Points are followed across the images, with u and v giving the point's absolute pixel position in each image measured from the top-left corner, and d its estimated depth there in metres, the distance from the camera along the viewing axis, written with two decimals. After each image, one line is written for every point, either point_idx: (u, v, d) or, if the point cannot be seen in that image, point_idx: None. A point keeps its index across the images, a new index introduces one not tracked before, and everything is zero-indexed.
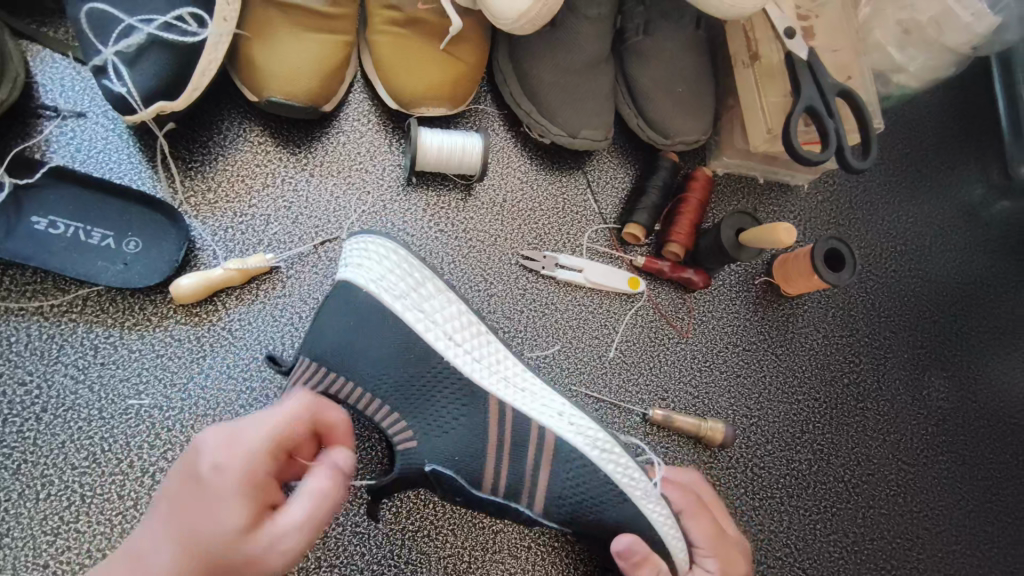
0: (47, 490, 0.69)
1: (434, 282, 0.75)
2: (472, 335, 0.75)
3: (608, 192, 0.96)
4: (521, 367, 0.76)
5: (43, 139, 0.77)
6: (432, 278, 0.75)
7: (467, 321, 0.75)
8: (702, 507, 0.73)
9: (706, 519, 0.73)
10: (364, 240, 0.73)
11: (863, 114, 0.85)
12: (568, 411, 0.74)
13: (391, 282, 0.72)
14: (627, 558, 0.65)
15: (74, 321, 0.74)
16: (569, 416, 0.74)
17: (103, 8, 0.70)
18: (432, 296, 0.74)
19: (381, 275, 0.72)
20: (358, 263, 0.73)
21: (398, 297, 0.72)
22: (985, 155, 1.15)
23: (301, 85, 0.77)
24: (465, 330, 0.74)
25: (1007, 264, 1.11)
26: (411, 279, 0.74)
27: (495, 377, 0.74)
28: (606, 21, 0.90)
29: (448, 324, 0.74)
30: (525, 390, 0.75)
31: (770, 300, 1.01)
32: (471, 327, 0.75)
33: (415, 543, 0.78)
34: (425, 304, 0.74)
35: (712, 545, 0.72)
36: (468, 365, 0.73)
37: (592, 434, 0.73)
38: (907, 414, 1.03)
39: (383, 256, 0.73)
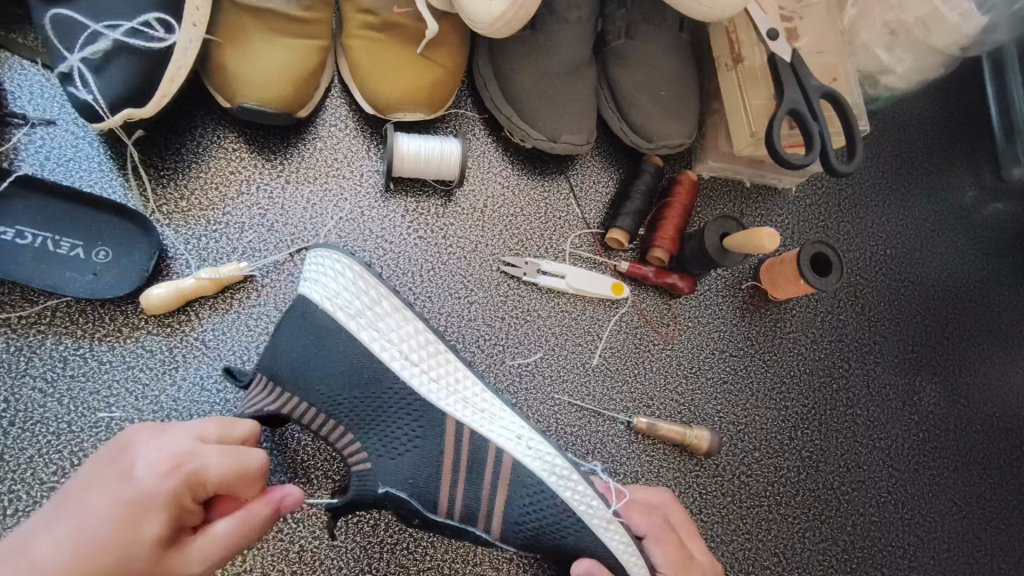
0: (14, 506, 0.68)
1: (391, 299, 0.73)
2: (431, 354, 0.73)
3: (591, 196, 0.95)
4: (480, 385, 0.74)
5: (12, 148, 0.76)
6: (388, 296, 0.73)
7: (425, 340, 0.73)
8: (667, 533, 0.74)
9: (672, 546, 0.74)
10: (318, 256, 0.72)
11: (848, 116, 0.84)
12: (528, 434, 0.73)
13: (346, 299, 0.71)
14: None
15: (42, 333, 0.73)
16: (527, 440, 0.72)
17: (68, 14, 0.69)
18: (388, 315, 0.73)
19: (336, 291, 0.71)
20: (312, 278, 0.72)
21: (352, 315, 0.71)
22: (978, 157, 1.14)
23: (274, 90, 0.76)
24: (421, 348, 0.73)
25: (1000, 267, 1.10)
26: (367, 297, 0.72)
27: (452, 397, 0.72)
28: (587, 23, 0.88)
29: (403, 343, 0.72)
30: (482, 411, 0.73)
31: (757, 305, 0.99)
32: (429, 346, 0.73)
33: (394, 556, 0.77)
34: (381, 322, 0.72)
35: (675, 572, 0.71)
36: (423, 385, 0.71)
37: (550, 459, 0.71)
38: (897, 420, 1.01)
39: (339, 273, 0.71)
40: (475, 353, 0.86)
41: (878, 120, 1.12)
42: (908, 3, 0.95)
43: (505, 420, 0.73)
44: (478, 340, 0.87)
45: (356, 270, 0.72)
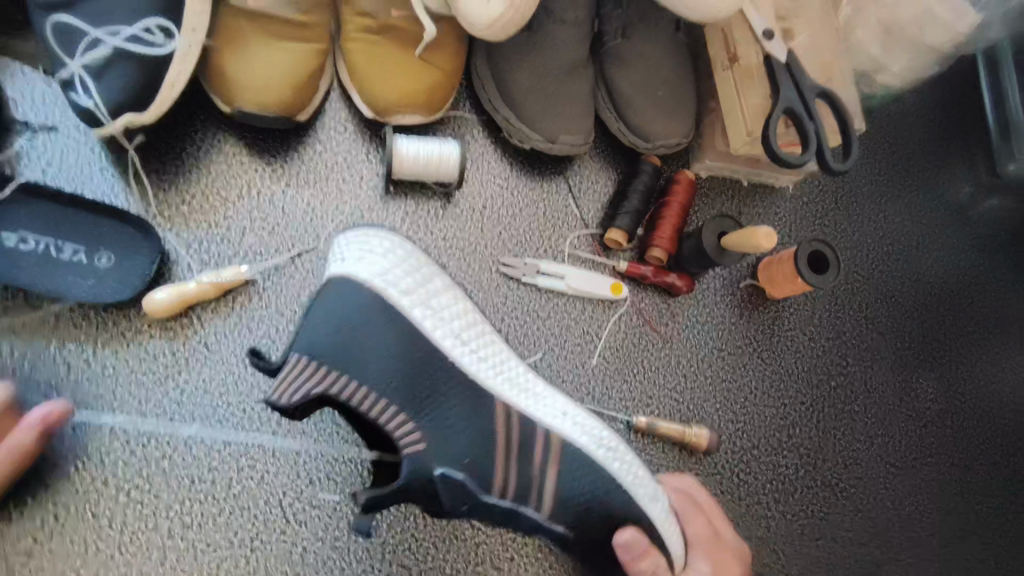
0: (20, 509, 0.69)
1: (427, 279, 0.74)
2: (475, 333, 0.75)
3: (590, 197, 0.95)
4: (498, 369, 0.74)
5: (14, 154, 0.76)
6: (389, 290, 0.72)
7: (467, 317, 0.75)
8: (697, 512, 0.79)
9: (701, 522, 0.78)
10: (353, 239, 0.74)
11: (843, 114, 0.85)
12: (571, 410, 0.76)
13: (348, 300, 0.70)
14: (627, 550, 0.67)
15: (46, 337, 0.73)
16: (550, 414, 0.73)
17: (67, 20, 0.69)
18: (435, 292, 0.74)
19: (382, 269, 0.71)
20: (355, 259, 0.71)
21: (395, 289, 0.70)
22: (974, 154, 1.15)
23: (274, 95, 0.77)
24: (467, 328, 0.75)
25: (995, 263, 1.11)
26: None
27: (499, 375, 0.74)
28: (584, 25, 0.89)
29: (450, 320, 0.73)
30: (496, 395, 0.73)
31: (756, 304, 1.00)
32: (435, 338, 0.72)
33: (397, 556, 0.77)
34: (429, 299, 0.73)
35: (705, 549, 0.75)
36: (430, 378, 0.71)
37: (596, 432, 0.75)
38: (895, 416, 1.02)
39: (347, 268, 0.71)
40: None
41: (874, 118, 1.13)
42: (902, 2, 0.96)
43: (547, 401, 0.75)
44: None
45: (404, 253, 0.74)
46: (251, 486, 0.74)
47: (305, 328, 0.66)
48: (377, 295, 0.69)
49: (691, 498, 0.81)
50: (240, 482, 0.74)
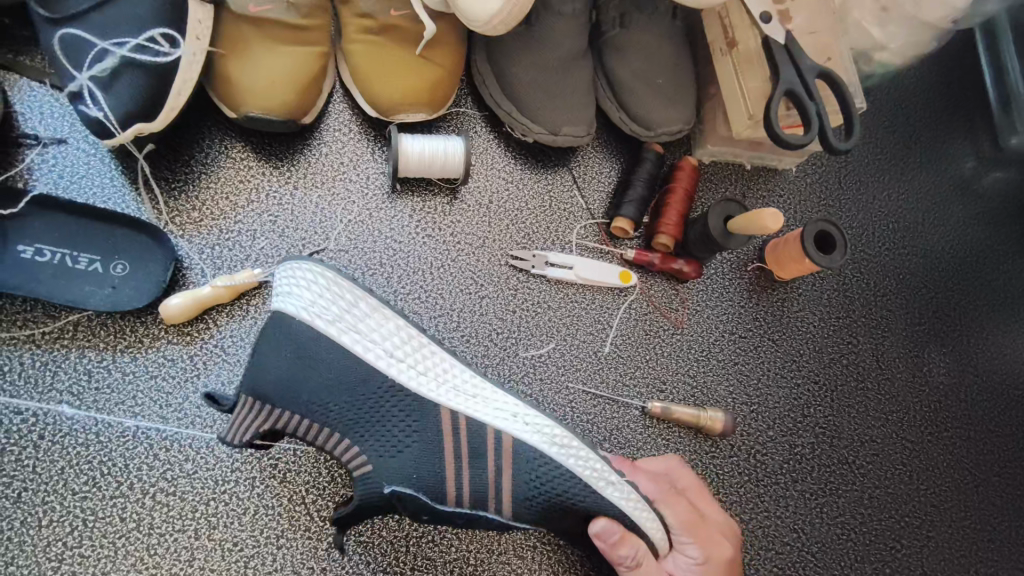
0: (47, 517, 0.70)
1: (367, 299, 0.73)
2: (414, 348, 0.74)
3: (595, 187, 0.96)
4: (469, 372, 0.75)
5: (25, 168, 0.77)
6: (366, 297, 0.73)
7: (407, 336, 0.74)
8: (674, 496, 0.77)
9: (680, 505, 0.76)
10: (288, 271, 0.71)
11: (844, 93, 0.85)
12: (522, 410, 0.74)
13: (322, 306, 0.71)
14: (604, 539, 0.67)
15: (66, 347, 0.74)
16: (524, 416, 0.74)
17: (75, 33, 0.70)
18: (366, 316, 0.73)
19: (311, 301, 0.71)
20: (286, 292, 0.71)
21: (330, 322, 0.71)
22: (975, 127, 1.15)
23: (279, 99, 0.78)
24: (404, 344, 0.73)
25: (1002, 235, 1.11)
26: (343, 301, 0.72)
27: (444, 387, 0.73)
28: (581, 17, 0.89)
29: (386, 341, 0.73)
30: (475, 396, 0.74)
31: (764, 286, 1.00)
32: (412, 342, 0.74)
33: (420, 549, 0.78)
34: (360, 324, 0.72)
35: (689, 531, 0.74)
36: (411, 378, 0.72)
37: (548, 430, 0.73)
38: (908, 392, 1.02)
39: (313, 281, 0.71)
40: (489, 347, 0.87)
41: (873, 97, 1.13)
42: None
43: (496, 402, 0.74)
44: (489, 333, 0.88)
45: (330, 277, 0.72)
46: (273, 486, 0.75)
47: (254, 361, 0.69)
48: (308, 330, 0.70)
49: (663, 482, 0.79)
50: (261, 481, 0.75)
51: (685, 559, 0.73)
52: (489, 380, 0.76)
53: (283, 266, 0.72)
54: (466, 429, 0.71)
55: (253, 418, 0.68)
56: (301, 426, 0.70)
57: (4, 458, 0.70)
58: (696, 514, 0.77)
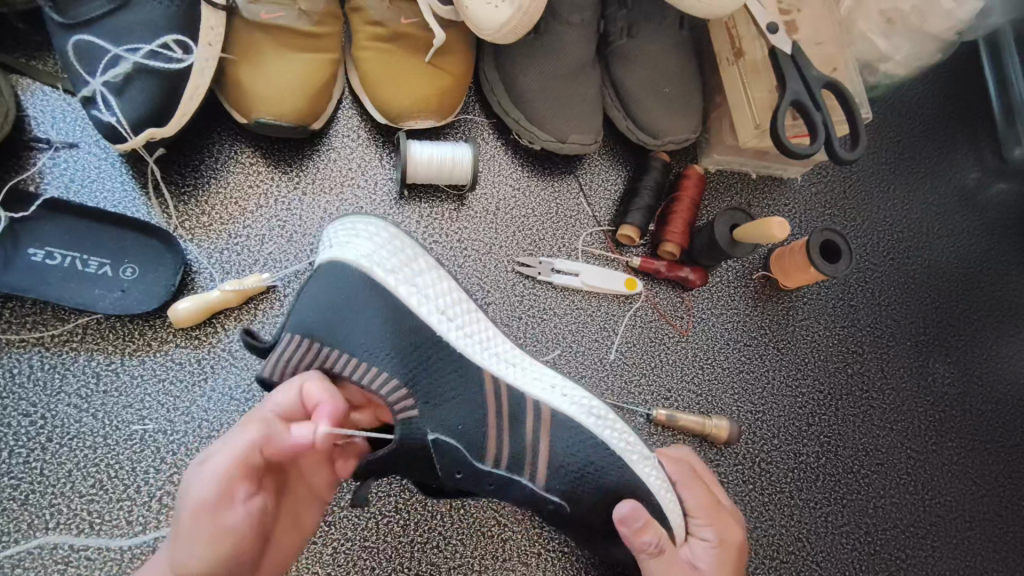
0: (56, 519, 0.70)
1: (425, 258, 0.75)
2: (462, 309, 0.75)
3: (601, 194, 0.96)
4: (510, 345, 0.76)
5: (37, 171, 0.78)
6: (421, 254, 0.75)
7: (457, 298, 0.75)
8: (695, 478, 0.76)
9: (700, 489, 0.75)
10: (350, 222, 0.74)
11: (851, 104, 0.85)
12: (560, 383, 0.75)
13: (380, 256, 0.71)
14: (628, 525, 0.66)
15: (75, 350, 0.74)
16: (561, 387, 0.75)
17: (88, 39, 0.71)
18: (422, 272, 0.74)
19: (371, 249, 0.72)
20: (343, 243, 0.72)
21: (386, 271, 0.71)
22: (979, 138, 1.16)
23: (289, 105, 0.78)
24: (453, 304, 0.74)
25: (1006, 246, 1.11)
26: (401, 254, 0.73)
27: (489, 352, 0.74)
28: (588, 26, 0.90)
29: (439, 297, 0.73)
30: (516, 364, 0.75)
31: (769, 294, 1.01)
32: (460, 304, 0.75)
33: (426, 554, 0.78)
34: (416, 278, 0.73)
35: (710, 513, 0.74)
36: (461, 337, 0.73)
37: (586, 402, 0.74)
38: (913, 402, 1.02)
39: (372, 233, 0.73)
40: None
41: (878, 107, 1.14)
42: None
43: (536, 373, 0.75)
44: None
45: (393, 233, 0.74)
46: None
47: (304, 298, 0.68)
48: (365, 280, 0.69)
49: (685, 464, 0.77)
50: None
51: (701, 543, 0.72)
52: (528, 355, 0.77)
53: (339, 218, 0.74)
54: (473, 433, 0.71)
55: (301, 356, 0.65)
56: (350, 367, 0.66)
57: (12, 460, 0.70)
58: (714, 499, 0.76)
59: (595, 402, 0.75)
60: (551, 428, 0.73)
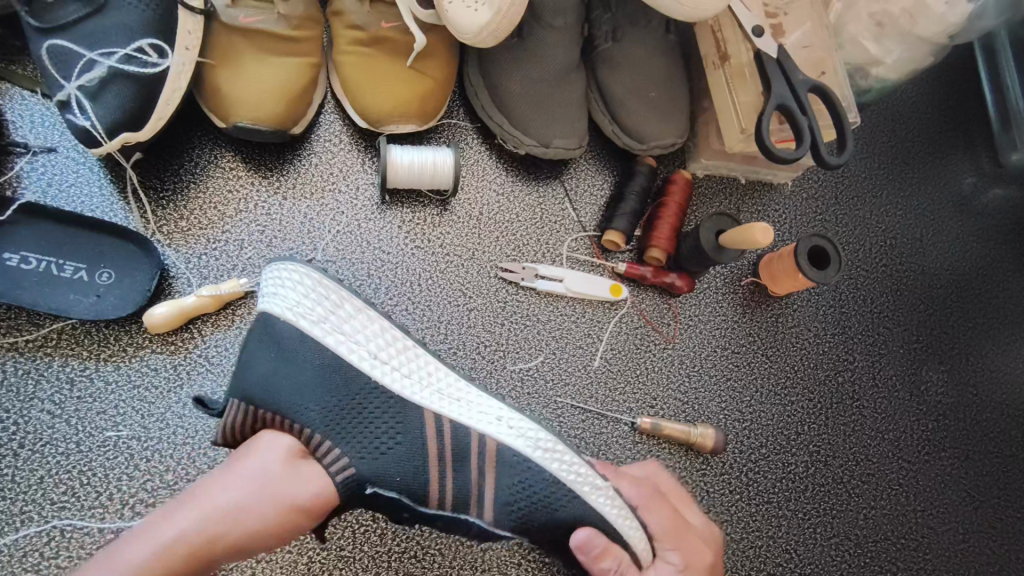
0: (27, 526, 0.69)
1: (353, 301, 0.73)
2: (398, 351, 0.73)
3: (587, 199, 0.95)
4: (453, 376, 0.75)
5: (14, 175, 0.78)
6: (350, 297, 0.73)
7: (391, 337, 0.74)
8: (658, 500, 0.74)
9: (663, 510, 0.73)
10: (273, 272, 0.71)
11: (837, 108, 0.84)
12: (506, 414, 0.74)
13: (306, 306, 0.70)
14: (586, 551, 0.66)
15: (49, 355, 0.74)
16: (507, 420, 0.73)
17: (64, 43, 0.71)
18: (351, 317, 0.73)
19: (297, 300, 0.70)
20: (271, 293, 0.71)
21: (315, 322, 0.70)
22: (975, 144, 1.14)
23: (267, 109, 0.77)
24: (388, 347, 0.73)
25: (1002, 253, 1.09)
26: (329, 301, 0.72)
27: (429, 392, 0.72)
28: (572, 30, 0.89)
29: (371, 342, 0.72)
30: (459, 400, 0.73)
31: (758, 300, 0.99)
32: (396, 343, 0.74)
33: (403, 564, 0.77)
34: (346, 325, 0.72)
35: (672, 536, 0.72)
36: (397, 382, 0.71)
37: (533, 435, 0.72)
38: (906, 410, 1.00)
39: (298, 282, 0.71)
40: (476, 360, 0.87)
41: (872, 111, 1.12)
42: None
43: (481, 408, 0.73)
44: (478, 345, 0.87)
45: (315, 279, 0.72)
46: None
47: (242, 361, 0.68)
48: (295, 332, 0.69)
49: (644, 486, 0.75)
50: None
51: (666, 566, 0.71)
52: (472, 385, 0.76)
53: (265, 268, 0.72)
54: (448, 442, 0.70)
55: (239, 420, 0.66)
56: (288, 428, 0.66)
57: None
58: (680, 519, 0.74)
59: (542, 433, 0.73)
60: (524, 433, 0.72)
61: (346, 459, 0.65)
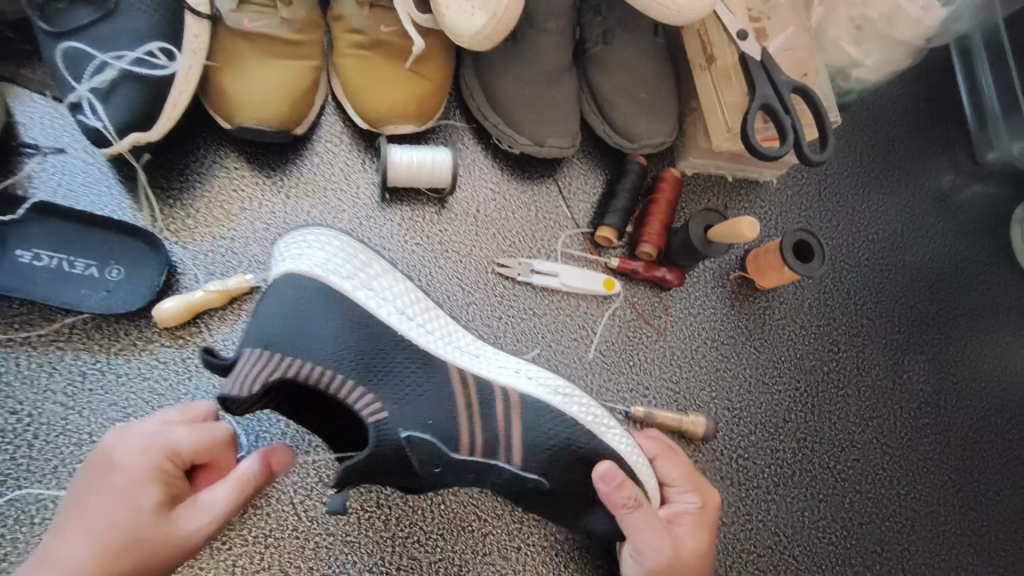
0: (41, 514, 0.71)
1: (379, 262, 0.78)
2: (421, 309, 0.78)
3: (580, 197, 0.99)
4: (472, 337, 0.80)
5: (25, 176, 0.80)
6: (375, 259, 0.78)
7: (414, 298, 0.78)
8: (669, 450, 0.82)
9: (675, 459, 0.81)
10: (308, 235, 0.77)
11: (819, 106, 0.88)
12: (524, 368, 0.78)
13: (335, 264, 0.74)
14: (608, 483, 0.69)
15: (61, 349, 0.76)
16: (525, 371, 0.78)
17: (75, 47, 0.74)
18: (377, 276, 0.77)
19: (326, 259, 0.74)
20: (298, 255, 0.74)
21: (344, 278, 0.73)
22: (954, 143, 1.19)
23: (271, 111, 0.80)
24: (412, 305, 0.77)
25: (978, 246, 1.14)
26: (357, 262, 0.76)
27: (451, 346, 0.77)
28: (565, 33, 0.92)
29: (397, 299, 0.77)
30: (478, 355, 0.78)
31: (746, 294, 1.03)
32: (419, 303, 0.78)
33: (407, 548, 0.80)
34: (373, 283, 0.76)
35: (686, 480, 0.80)
36: (421, 335, 0.75)
37: (551, 382, 0.77)
38: (888, 399, 1.04)
39: (326, 243, 0.76)
40: None
41: (855, 112, 1.17)
42: None
43: (500, 361, 0.78)
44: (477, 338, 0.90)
45: (344, 240, 0.77)
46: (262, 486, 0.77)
47: (262, 317, 0.70)
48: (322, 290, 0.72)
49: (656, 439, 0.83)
50: None
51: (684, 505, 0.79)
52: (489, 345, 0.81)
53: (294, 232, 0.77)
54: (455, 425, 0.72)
55: (263, 366, 0.64)
56: (313, 377, 0.66)
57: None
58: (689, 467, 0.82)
59: (559, 381, 0.78)
60: (540, 382, 0.76)
61: (379, 406, 0.67)
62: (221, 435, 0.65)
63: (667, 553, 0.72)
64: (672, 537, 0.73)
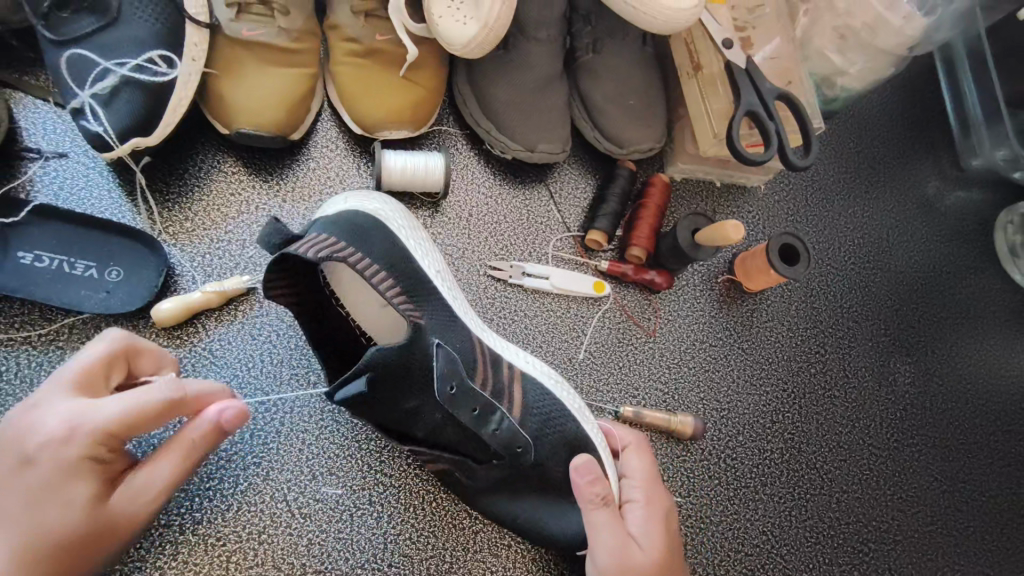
0: None
1: (420, 229, 0.83)
2: (448, 282, 0.83)
3: (571, 202, 1.01)
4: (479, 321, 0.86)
5: (27, 180, 0.82)
6: (417, 224, 0.83)
7: (445, 270, 0.83)
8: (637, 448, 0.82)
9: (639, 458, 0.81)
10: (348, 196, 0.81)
11: (802, 114, 0.90)
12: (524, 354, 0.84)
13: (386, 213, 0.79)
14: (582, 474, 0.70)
15: (60, 348, 0.78)
16: (528, 357, 0.84)
17: (77, 54, 0.76)
18: (421, 237, 0.82)
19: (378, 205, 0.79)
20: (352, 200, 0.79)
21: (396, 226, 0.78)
22: (938, 150, 1.22)
23: (268, 117, 0.82)
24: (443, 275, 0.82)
25: (962, 251, 1.17)
26: (404, 218, 0.81)
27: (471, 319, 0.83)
28: (555, 42, 0.95)
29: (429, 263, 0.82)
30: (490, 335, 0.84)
31: (733, 296, 1.05)
32: (443, 274, 0.83)
33: (399, 546, 0.81)
34: (417, 240, 0.81)
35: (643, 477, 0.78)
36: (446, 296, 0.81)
37: (549, 371, 0.83)
38: (874, 400, 1.06)
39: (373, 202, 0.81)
40: None
41: (841, 119, 1.19)
42: (854, 9, 1.02)
43: (506, 348, 0.84)
44: None
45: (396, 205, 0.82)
46: (257, 483, 0.79)
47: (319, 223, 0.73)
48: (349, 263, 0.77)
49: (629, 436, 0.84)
50: (246, 479, 0.79)
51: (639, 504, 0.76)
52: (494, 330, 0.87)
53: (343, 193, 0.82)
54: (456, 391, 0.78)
55: (327, 245, 0.68)
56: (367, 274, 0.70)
57: None
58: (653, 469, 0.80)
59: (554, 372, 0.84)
60: (541, 368, 0.83)
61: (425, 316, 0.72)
62: (159, 404, 0.60)
63: (609, 556, 0.68)
64: (621, 542, 0.68)
